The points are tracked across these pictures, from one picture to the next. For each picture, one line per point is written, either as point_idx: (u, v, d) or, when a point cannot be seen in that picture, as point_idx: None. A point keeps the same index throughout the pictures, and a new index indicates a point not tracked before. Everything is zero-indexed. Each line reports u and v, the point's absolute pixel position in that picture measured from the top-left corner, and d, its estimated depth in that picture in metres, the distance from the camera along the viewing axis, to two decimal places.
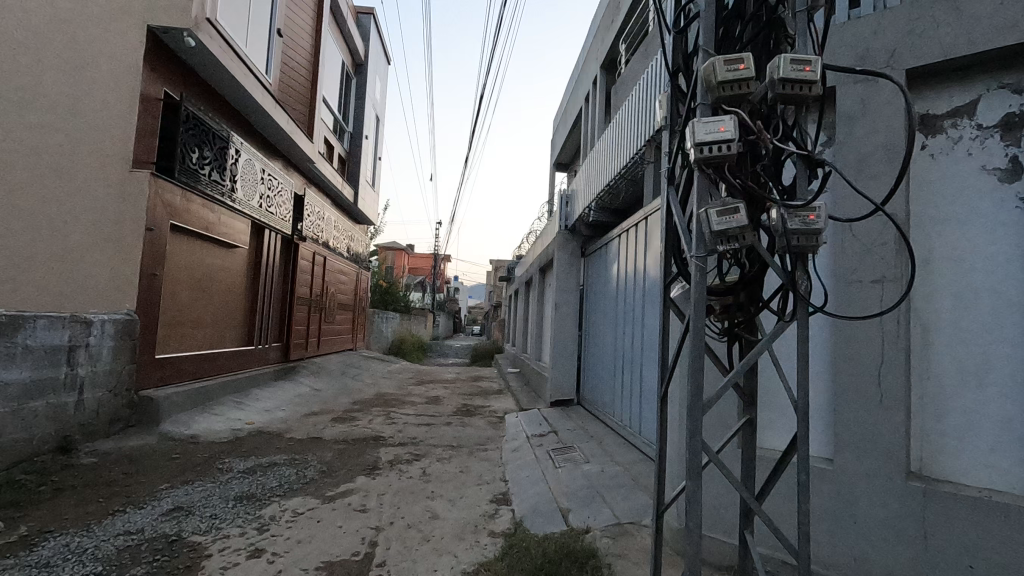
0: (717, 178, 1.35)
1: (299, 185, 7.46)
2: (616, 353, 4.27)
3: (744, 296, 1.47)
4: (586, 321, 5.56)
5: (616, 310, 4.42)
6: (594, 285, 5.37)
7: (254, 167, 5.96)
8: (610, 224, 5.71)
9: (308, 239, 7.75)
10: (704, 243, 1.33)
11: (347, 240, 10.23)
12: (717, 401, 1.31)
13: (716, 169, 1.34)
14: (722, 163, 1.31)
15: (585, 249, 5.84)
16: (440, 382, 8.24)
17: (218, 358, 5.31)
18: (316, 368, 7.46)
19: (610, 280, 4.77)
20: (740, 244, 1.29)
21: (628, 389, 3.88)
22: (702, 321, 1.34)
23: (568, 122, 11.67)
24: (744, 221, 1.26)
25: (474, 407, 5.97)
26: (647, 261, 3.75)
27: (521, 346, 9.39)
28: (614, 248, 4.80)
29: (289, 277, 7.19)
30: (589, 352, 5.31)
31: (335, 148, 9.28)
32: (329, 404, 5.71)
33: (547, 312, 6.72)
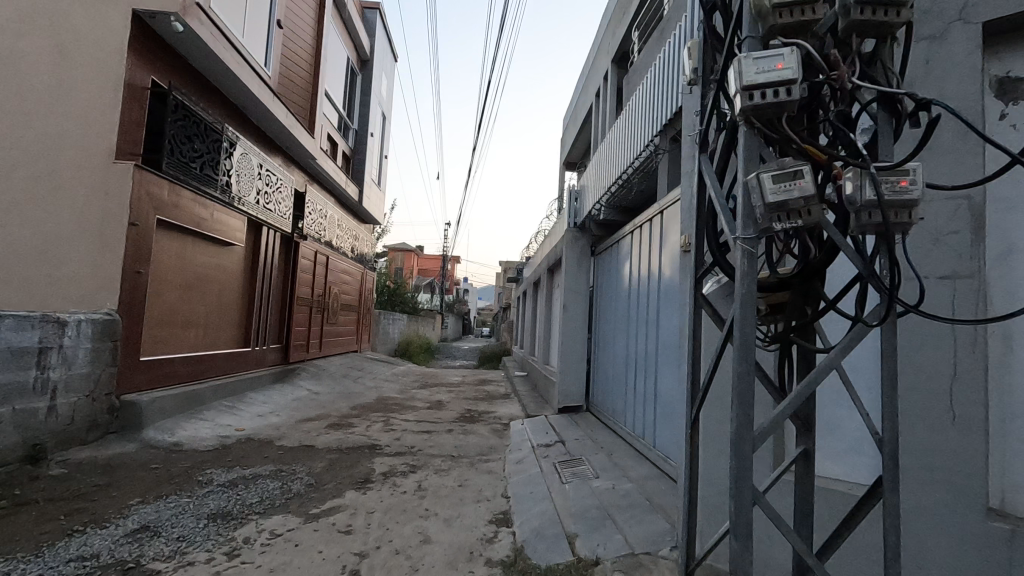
0: (773, 136, 1.13)
1: (300, 182, 7.26)
2: (628, 359, 4.00)
3: (801, 294, 1.22)
4: (596, 324, 5.29)
5: (628, 313, 4.14)
6: (604, 285, 5.10)
7: (251, 162, 5.75)
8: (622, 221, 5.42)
9: (310, 238, 7.55)
10: (756, 221, 1.10)
11: (352, 239, 10.03)
12: (771, 432, 1.08)
13: (772, 124, 1.12)
14: (780, 115, 1.09)
15: (594, 247, 5.57)
16: (445, 385, 8.00)
17: (211, 360, 5.10)
18: (317, 370, 7.24)
19: (621, 281, 4.49)
20: (803, 222, 1.04)
21: (641, 398, 3.61)
22: (752, 327, 1.09)
23: (577, 119, 11.40)
24: (808, 190, 1.02)
25: (478, 413, 5.71)
26: (661, 260, 3.46)
27: (529, 348, 9.12)
28: (626, 247, 4.52)
29: (289, 277, 6.98)
30: (599, 357, 5.04)
31: (339, 146, 9.07)
32: (327, 408, 5.48)
33: (556, 314, 6.45)
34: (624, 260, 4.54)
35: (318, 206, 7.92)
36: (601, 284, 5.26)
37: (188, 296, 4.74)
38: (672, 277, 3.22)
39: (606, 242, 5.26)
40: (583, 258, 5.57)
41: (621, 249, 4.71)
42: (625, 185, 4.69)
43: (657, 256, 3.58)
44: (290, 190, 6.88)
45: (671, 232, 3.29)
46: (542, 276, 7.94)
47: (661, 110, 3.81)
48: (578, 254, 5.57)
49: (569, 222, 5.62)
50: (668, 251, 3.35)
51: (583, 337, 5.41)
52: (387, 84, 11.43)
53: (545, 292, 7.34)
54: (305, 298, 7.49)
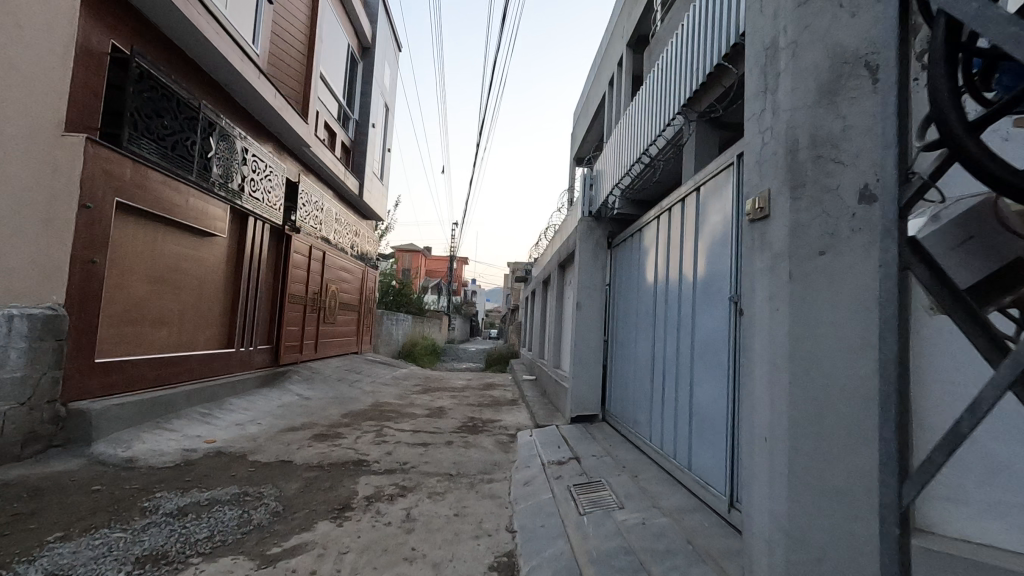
0: None
1: (293, 171, 6.79)
2: (654, 364, 3.47)
3: None
4: (613, 324, 4.75)
5: (653, 310, 3.61)
6: (624, 279, 4.55)
7: (234, 145, 5.27)
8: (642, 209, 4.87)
9: (304, 232, 7.07)
10: None
11: (352, 235, 9.53)
12: None
13: None
14: None
15: (612, 239, 5.02)
16: (447, 390, 7.46)
17: (186, 362, 4.62)
18: (310, 373, 6.74)
19: (645, 275, 3.95)
20: None
21: (671, 409, 3.08)
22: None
23: (589, 112, 10.88)
24: None
25: (482, 422, 5.18)
26: (694, 247, 2.92)
27: (538, 351, 8.58)
28: (648, 236, 3.98)
29: (280, 273, 6.49)
30: (617, 361, 4.49)
31: (337, 135, 8.60)
32: (315, 416, 4.97)
33: (568, 314, 5.90)
34: (646, 251, 4.01)
35: (315, 198, 7.44)
36: (619, 280, 4.72)
37: (157, 291, 4.26)
38: (710, 265, 2.68)
39: (624, 233, 4.71)
40: (599, 251, 5.02)
41: (642, 239, 4.18)
42: (649, 168, 4.14)
43: (688, 243, 3.05)
44: (281, 179, 6.41)
45: (707, 212, 2.76)
46: (552, 273, 7.38)
47: (691, 74, 3.27)
48: (593, 246, 5.02)
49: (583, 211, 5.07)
50: (702, 236, 2.81)
51: (598, 338, 4.87)
52: (390, 75, 10.94)
53: (555, 291, 6.79)
54: (298, 296, 7.01)
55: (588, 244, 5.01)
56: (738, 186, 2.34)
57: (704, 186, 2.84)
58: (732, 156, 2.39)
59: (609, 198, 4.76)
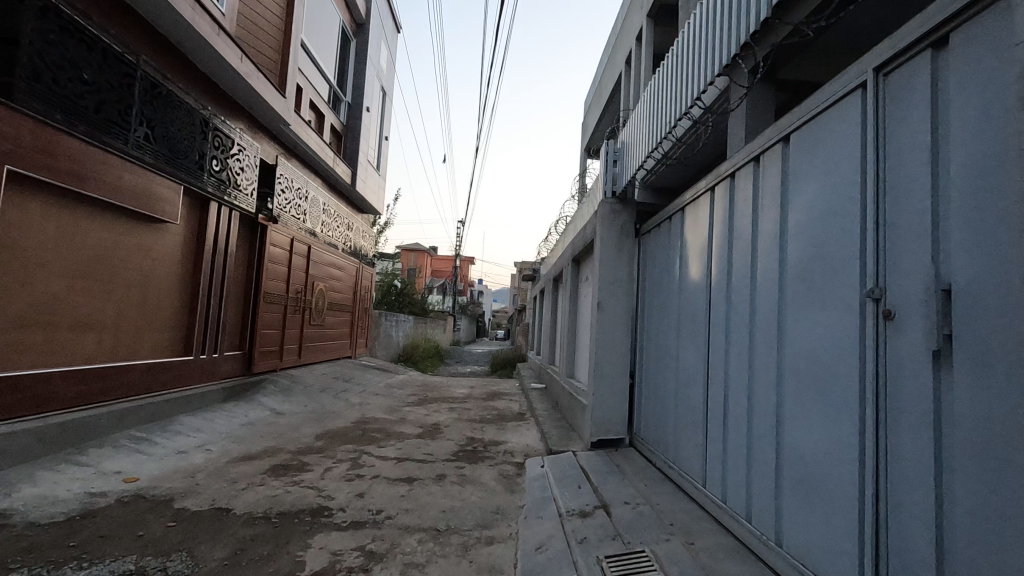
0: None
1: (269, 153, 5.98)
2: (707, 383, 2.64)
3: None
4: (642, 330, 3.91)
5: (701, 312, 2.80)
6: (657, 273, 3.69)
7: (194, 116, 4.47)
8: (676, 190, 4.01)
9: (283, 222, 6.26)
10: None
11: (343, 229, 8.72)
12: None
13: None
14: None
15: (639, 226, 4.15)
16: (446, 402, 6.61)
17: (124, 374, 3.82)
18: (288, 383, 5.91)
19: (688, 268, 3.11)
20: None
21: (736, 448, 2.26)
22: None
23: (603, 96, 10.02)
24: None
25: (483, 445, 4.33)
26: (769, 224, 2.10)
27: (547, 357, 7.69)
28: (690, 219, 3.13)
29: (255, 269, 5.68)
30: (650, 375, 3.65)
31: (324, 118, 7.77)
32: (283, 439, 4.14)
33: (585, 317, 5.02)
34: (687, 237, 3.19)
35: (297, 186, 6.65)
36: (649, 275, 3.87)
37: (80, 288, 3.46)
38: (801, 248, 1.86)
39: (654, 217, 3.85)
40: (625, 240, 4.13)
41: (680, 222, 3.34)
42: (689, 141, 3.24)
43: (757, 220, 2.23)
44: (254, 161, 5.61)
45: (795, 172, 1.93)
46: (564, 270, 6.49)
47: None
48: (617, 235, 4.14)
49: (605, 190, 4.17)
50: (788, 208, 1.98)
51: (624, 345, 4.02)
52: (387, 56, 10.07)
53: (569, 290, 5.90)
54: (278, 295, 6.22)
55: (612, 229, 4.12)
56: (872, 120, 1.52)
57: (789, 138, 2.02)
58: (863, 77, 1.56)
59: (637, 174, 3.90)
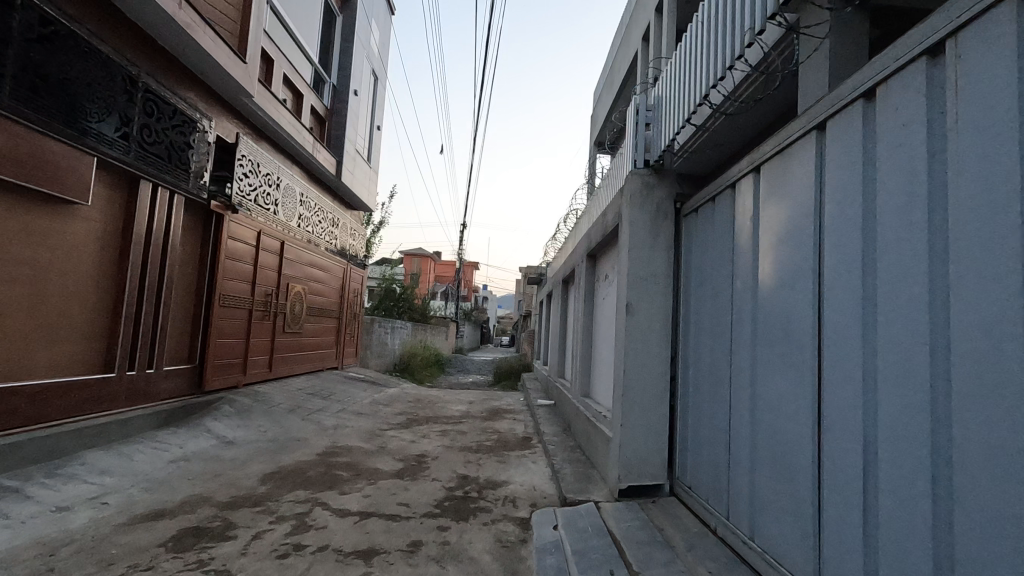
0: None
1: (228, 130, 5.08)
2: (818, 424, 1.68)
3: None
4: (688, 340, 2.95)
5: (796, 314, 1.84)
6: (709, 264, 2.73)
7: (117, 70, 3.56)
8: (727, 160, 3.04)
9: (246, 212, 5.32)
10: None
11: (327, 224, 7.79)
12: None
13: None
14: None
15: (680, 204, 3.18)
16: (438, 423, 5.64)
17: (3, 400, 2.88)
18: (249, 403, 4.97)
19: (763, 253, 2.15)
20: None
21: (902, 552, 1.30)
22: None
23: (616, 81, 9.09)
24: None
25: (478, 489, 3.37)
26: (974, 155, 1.17)
27: (556, 370, 6.72)
28: (765, 182, 2.18)
29: (207, 267, 4.74)
30: (702, 402, 2.69)
31: (302, 98, 6.87)
32: (217, 483, 3.18)
33: (607, 323, 4.05)
34: (759, 209, 2.23)
35: (265, 171, 5.73)
36: (696, 268, 2.90)
37: None
38: None
39: (699, 189, 2.92)
40: (664, 222, 3.14)
41: (743, 189, 2.38)
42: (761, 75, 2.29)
43: (940, 154, 1.28)
44: (207, 138, 4.71)
45: None
46: (578, 269, 5.53)
47: None
48: (653, 215, 3.14)
49: (635, 159, 3.21)
50: None
51: (662, 362, 3.06)
52: (378, 37, 9.18)
53: (584, 291, 4.94)
54: (240, 298, 5.29)
55: (646, 208, 3.14)
56: None
57: None
58: None
59: (678, 134, 2.93)
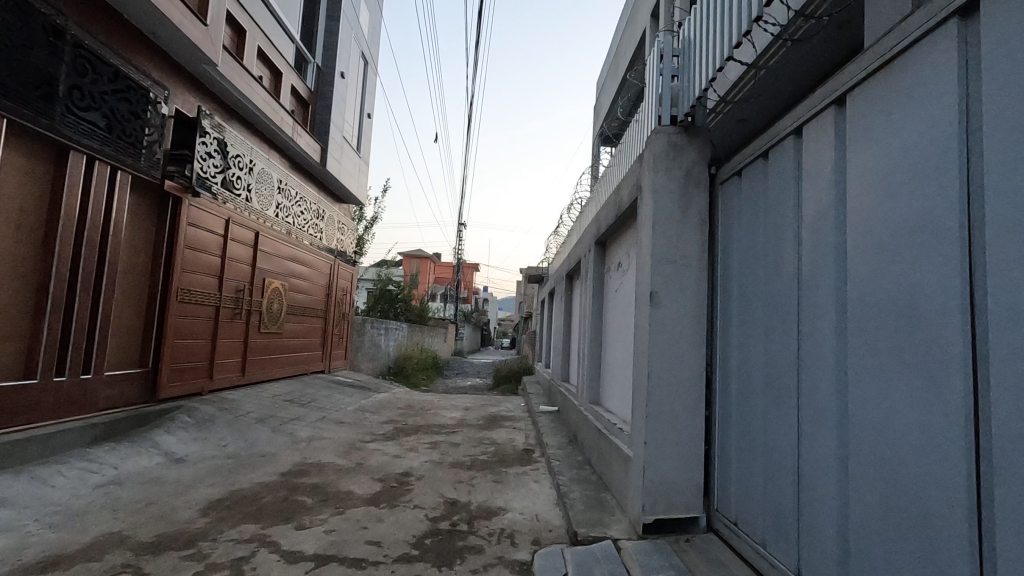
0: None
1: (187, 104, 4.48)
2: (978, 462, 1.09)
3: None
4: (728, 337, 2.36)
5: (922, 294, 1.25)
6: (757, 240, 2.14)
7: (35, 16, 2.97)
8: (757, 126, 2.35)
9: (211, 198, 4.73)
10: None
11: (310, 216, 7.20)
12: None
13: None
14: None
15: (715, 171, 2.58)
16: (429, 434, 5.03)
17: None
18: (212, 412, 4.38)
19: (850, 216, 1.55)
20: None
21: None
22: None
23: (621, 66, 8.50)
24: None
25: (469, 519, 2.77)
26: None
27: (560, 374, 6.11)
28: (853, 116, 1.57)
29: (162, 257, 4.16)
30: (750, 416, 2.10)
31: (281, 77, 6.28)
32: (147, 515, 2.59)
33: (622, 320, 3.46)
34: (842, 154, 1.63)
35: (234, 152, 5.14)
36: (740, 245, 2.30)
37: None
38: None
39: (740, 145, 2.33)
40: (695, 191, 2.54)
41: (812, 132, 1.79)
42: None
43: None
44: (161, 109, 4.12)
45: None
46: (584, 260, 4.93)
47: None
48: (683, 183, 2.54)
49: (660, 115, 2.63)
50: None
51: (696, 364, 2.46)
52: (368, 18, 8.61)
53: (593, 284, 4.34)
54: (204, 294, 4.71)
55: (673, 174, 2.54)
56: None
57: None
58: None
59: (716, 79, 2.33)
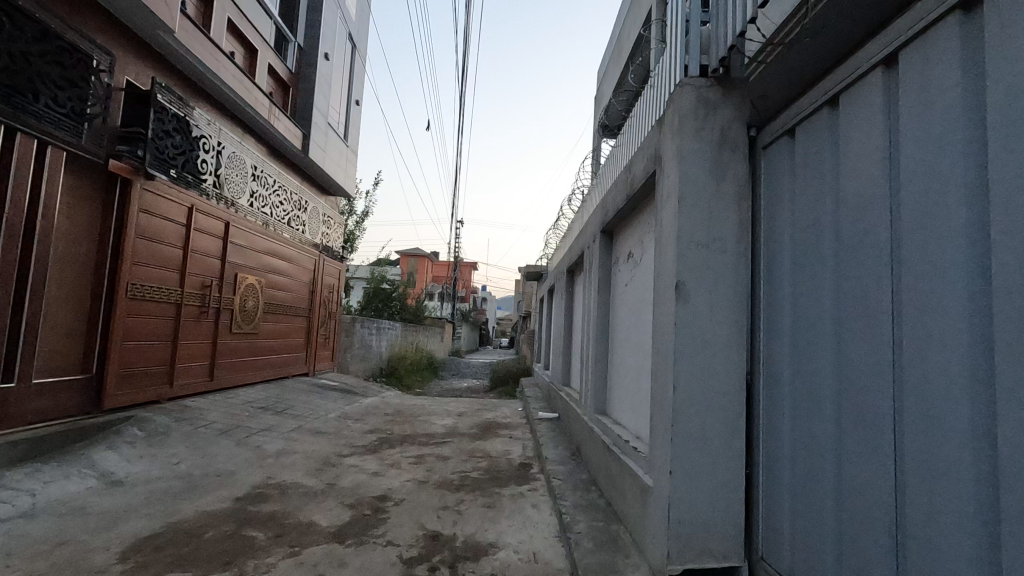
0: None
1: (141, 76, 3.96)
2: None
3: None
4: (775, 340, 1.87)
5: None
6: (820, 215, 1.65)
7: None
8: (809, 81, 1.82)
9: (171, 183, 4.21)
10: None
11: (292, 208, 6.70)
12: None
13: None
14: None
15: (758, 136, 2.06)
16: (415, 445, 4.53)
17: None
18: (168, 423, 3.87)
19: (996, 167, 1.06)
20: None
21: None
22: None
23: (623, 53, 8.05)
24: None
25: (452, 561, 2.27)
26: None
27: (560, 378, 5.61)
28: (997, 16, 1.07)
29: (109, 249, 3.66)
30: (812, 443, 1.61)
31: (257, 55, 5.76)
32: (51, 559, 2.09)
33: (634, 318, 2.96)
34: (978, 81, 1.13)
35: (199, 133, 4.64)
36: (793, 223, 1.81)
37: None
38: None
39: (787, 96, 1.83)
40: (731, 157, 2.04)
41: (914, 58, 1.29)
42: None
43: None
44: (106, 79, 3.62)
45: None
46: (588, 252, 4.42)
47: None
48: (717, 150, 2.04)
49: (688, 67, 2.12)
50: None
51: (734, 372, 1.97)
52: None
53: (599, 278, 3.83)
54: (164, 291, 4.21)
55: (704, 136, 2.04)
56: None
57: None
58: None
59: (766, 14, 1.82)
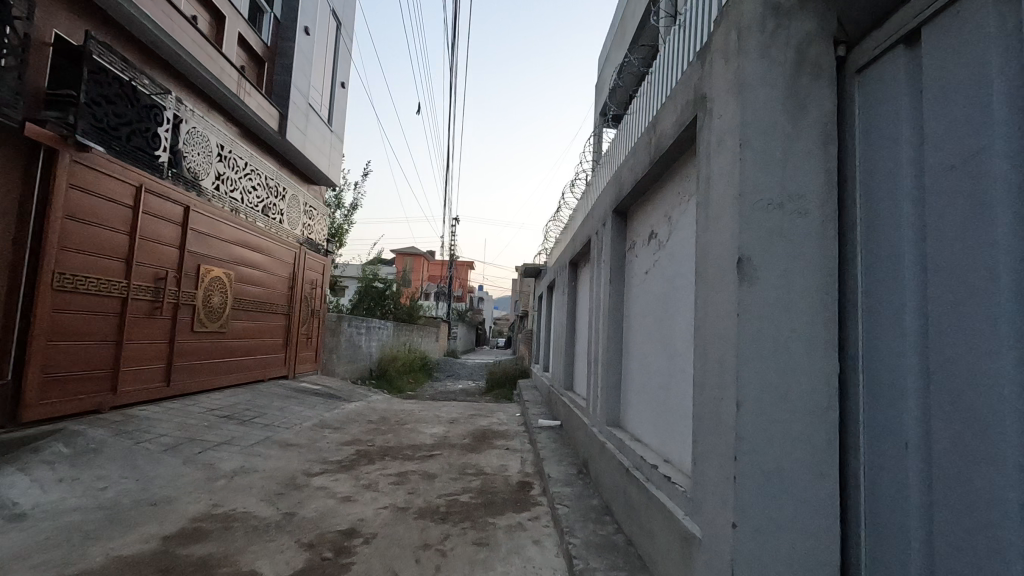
0: None
1: (72, 29, 3.36)
2: None
3: None
4: (884, 336, 1.31)
5: None
6: (974, 148, 1.09)
7: None
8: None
9: (113, 157, 3.62)
10: None
11: (267, 195, 6.11)
12: None
13: None
14: None
15: (848, 59, 1.48)
16: (398, 460, 3.95)
17: None
18: (104, 437, 3.28)
19: None
20: None
21: None
22: None
23: (626, 33, 7.52)
24: None
25: None
26: None
27: (563, 382, 5.04)
28: None
29: (31, 230, 3.08)
30: (969, 496, 1.05)
31: (224, 22, 5.17)
32: None
33: (661, 313, 2.39)
34: None
35: (151, 102, 4.06)
36: (917, 167, 1.24)
37: None
38: None
39: None
40: (812, 85, 1.48)
41: None
42: None
43: None
44: (22, 28, 3.01)
45: None
46: (596, 238, 3.86)
47: None
48: (792, 76, 1.47)
49: None
50: None
51: (821, 383, 1.40)
52: None
53: (610, 267, 3.26)
54: (105, 282, 3.63)
55: (775, 57, 1.48)
56: None
57: None
58: None
59: None
